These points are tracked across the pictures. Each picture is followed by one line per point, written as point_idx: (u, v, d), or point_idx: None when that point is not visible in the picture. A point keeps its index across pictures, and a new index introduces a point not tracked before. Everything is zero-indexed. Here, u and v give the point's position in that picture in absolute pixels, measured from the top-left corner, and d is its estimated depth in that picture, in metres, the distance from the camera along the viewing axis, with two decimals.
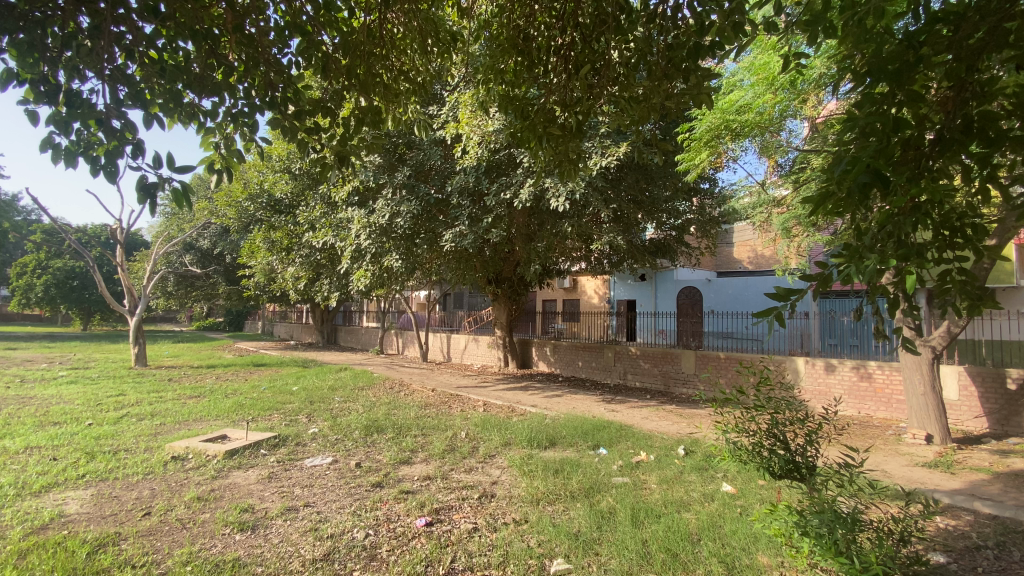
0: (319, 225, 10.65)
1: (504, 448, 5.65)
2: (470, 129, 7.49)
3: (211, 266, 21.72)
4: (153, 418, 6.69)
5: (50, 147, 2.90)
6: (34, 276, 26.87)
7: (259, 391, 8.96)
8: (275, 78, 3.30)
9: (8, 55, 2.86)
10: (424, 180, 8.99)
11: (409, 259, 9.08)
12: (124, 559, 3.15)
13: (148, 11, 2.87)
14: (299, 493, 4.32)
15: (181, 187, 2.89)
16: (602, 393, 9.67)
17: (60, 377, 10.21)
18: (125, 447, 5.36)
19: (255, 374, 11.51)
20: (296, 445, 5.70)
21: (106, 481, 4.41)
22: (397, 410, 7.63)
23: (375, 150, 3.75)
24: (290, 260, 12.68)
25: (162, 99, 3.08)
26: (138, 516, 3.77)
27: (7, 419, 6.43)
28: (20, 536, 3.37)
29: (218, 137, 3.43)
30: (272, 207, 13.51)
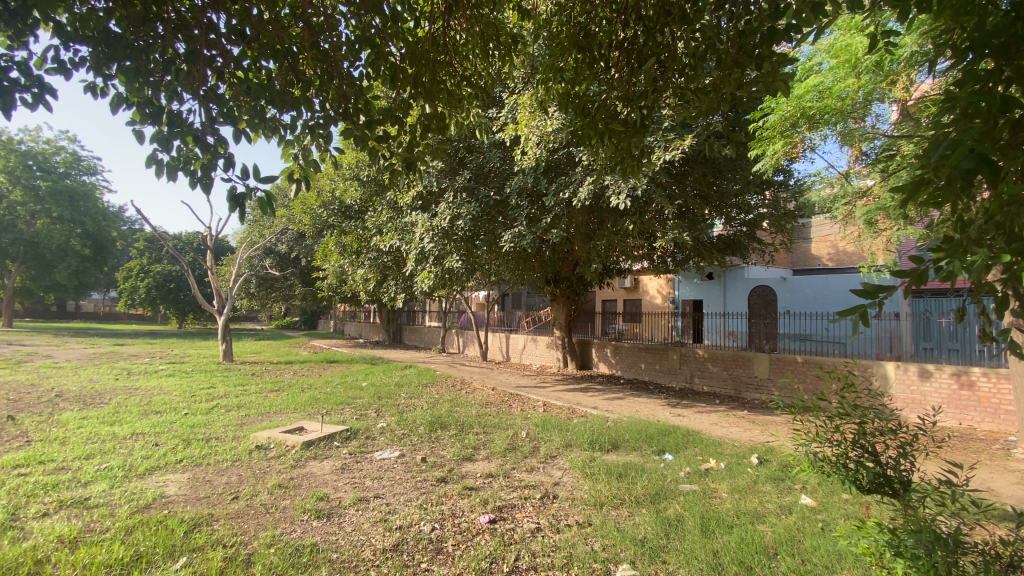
0: (386, 229, 11.10)
1: (566, 449, 5.61)
2: (529, 130, 7.50)
3: (288, 269, 23.25)
4: (239, 409, 7.26)
5: (155, 164, 3.21)
6: (138, 280, 29.92)
7: (332, 386, 9.49)
8: (347, 89, 3.42)
9: (120, 82, 3.18)
10: (484, 183, 9.14)
11: (469, 260, 9.23)
12: (216, 539, 3.43)
13: (236, 34, 3.10)
14: (369, 485, 4.52)
15: (266, 196, 3.10)
16: (666, 397, 9.35)
17: (161, 370, 11.33)
18: (216, 435, 5.85)
19: (327, 370, 12.19)
20: (366, 438, 5.98)
21: (200, 467, 4.83)
22: (459, 407, 7.79)
23: (440, 156, 3.87)
24: (360, 262, 13.34)
25: (248, 115, 3.32)
26: (228, 500, 4.10)
27: (121, 407, 7.22)
28: (129, 513, 3.76)
29: (296, 148, 3.66)
30: (343, 213, 14.28)
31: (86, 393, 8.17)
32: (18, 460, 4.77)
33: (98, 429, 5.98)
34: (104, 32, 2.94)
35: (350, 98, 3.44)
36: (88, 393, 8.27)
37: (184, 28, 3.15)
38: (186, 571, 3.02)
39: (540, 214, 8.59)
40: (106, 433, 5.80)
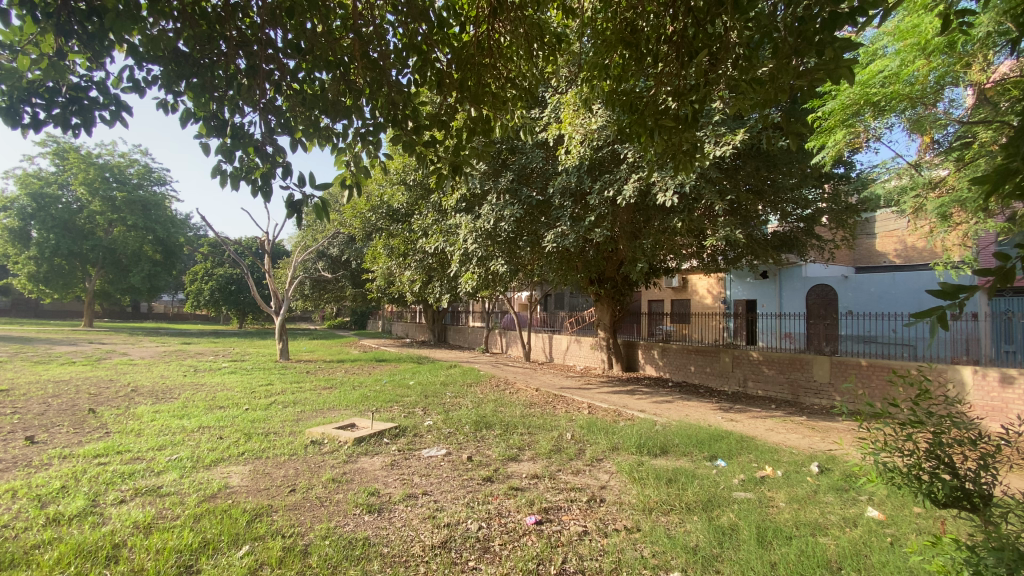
0: (431, 231, 11.32)
1: (613, 453, 5.53)
2: (572, 129, 7.48)
3: (339, 272, 24.17)
4: (295, 405, 7.61)
5: (220, 173, 3.41)
6: (203, 282, 31.92)
7: (381, 384, 9.79)
8: (396, 97, 3.49)
9: (188, 98, 3.39)
10: (527, 183, 9.14)
11: (513, 261, 9.27)
12: (275, 529, 3.61)
13: (293, 48, 3.24)
14: (417, 481, 4.62)
15: (321, 202, 3.23)
16: (718, 401, 9.03)
17: (224, 368, 12.05)
18: (274, 430, 6.16)
19: (376, 368, 12.57)
20: (414, 436, 6.11)
21: (260, 460, 5.09)
22: (504, 407, 7.83)
23: (486, 159, 3.90)
24: (406, 264, 13.68)
25: (304, 125, 3.46)
26: (285, 492, 4.30)
27: (189, 402, 7.72)
28: (197, 502, 4.01)
29: (348, 155, 3.79)
30: (390, 216, 14.70)
31: (158, 389, 8.80)
32: (100, 450, 5.18)
33: (169, 422, 6.42)
34: (173, 51, 3.13)
35: (399, 104, 3.50)
36: (160, 388, 8.90)
37: (245, 45, 3.32)
38: (249, 559, 3.18)
39: (584, 213, 8.50)
40: (176, 426, 6.21)
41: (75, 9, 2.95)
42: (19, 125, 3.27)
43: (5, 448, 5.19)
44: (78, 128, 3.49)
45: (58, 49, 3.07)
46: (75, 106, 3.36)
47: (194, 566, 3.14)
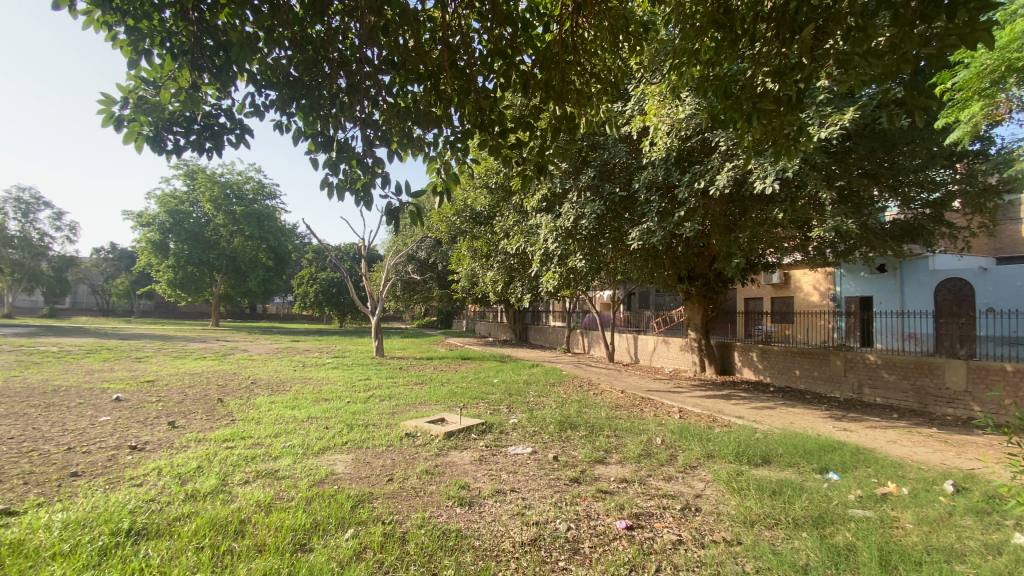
0: (513, 232, 11.47)
1: (707, 460, 5.24)
2: (658, 120, 7.28)
3: (426, 274, 25.34)
4: (390, 399, 8.09)
5: (327, 186, 3.71)
6: (309, 285, 35.02)
7: (467, 381, 10.10)
8: (483, 103, 3.56)
9: (299, 118, 3.72)
10: (609, 179, 8.97)
11: (593, 259, 9.03)
12: (376, 515, 3.85)
13: (388, 65, 3.43)
14: (505, 478, 4.71)
15: (417, 208, 3.38)
16: (826, 408, 8.23)
17: (327, 363, 13.13)
18: (372, 422, 6.58)
19: (463, 366, 13.00)
20: (500, 433, 6.23)
21: (361, 449, 5.47)
22: (588, 408, 7.74)
23: (569, 157, 3.91)
24: (489, 265, 14.03)
25: (399, 137, 3.65)
26: (384, 480, 4.58)
27: (298, 394, 8.48)
28: (309, 486, 4.40)
29: (439, 163, 3.94)
30: (474, 218, 15.15)
31: (273, 382, 9.79)
32: (227, 435, 5.85)
33: (282, 412, 7.10)
34: (286, 77, 3.44)
35: (486, 110, 3.58)
36: (275, 381, 9.90)
37: (345, 65, 3.57)
38: (354, 542, 3.43)
39: (672, 207, 8.16)
40: (288, 416, 6.86)
41: (205, 47, 3.35)
42: (164, 151, 3.80)
43: (155, 430, 6.04)
44: (210, 152, 3.97)
45: (193, 83, 3.51)
46: (207, 132, 3.82)
47: (307, 544, 3.44)
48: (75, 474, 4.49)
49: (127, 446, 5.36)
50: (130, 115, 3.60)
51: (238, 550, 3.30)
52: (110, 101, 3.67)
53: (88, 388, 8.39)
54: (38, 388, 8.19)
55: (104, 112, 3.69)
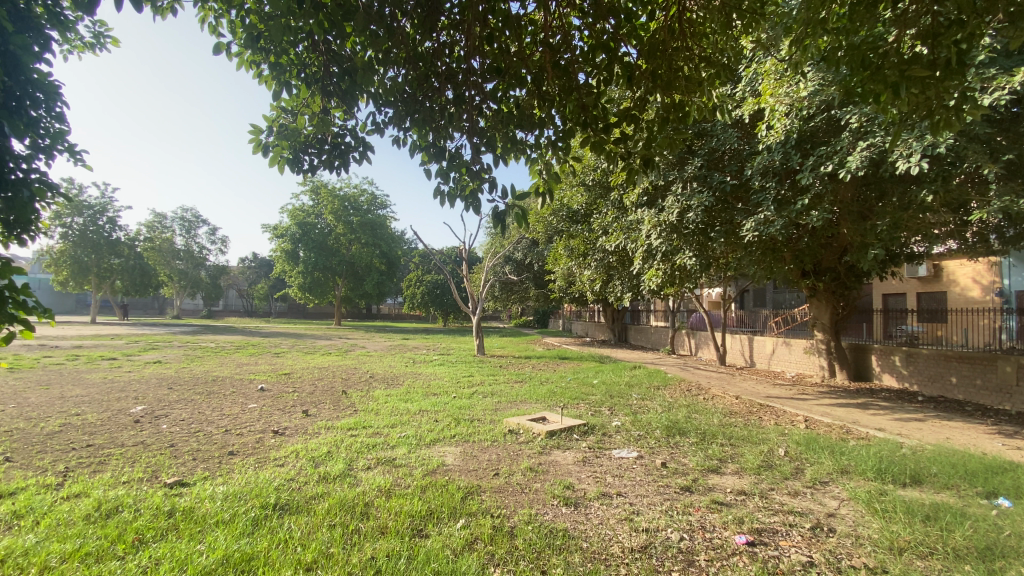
0: (612, 229, 11.24)
1: (841, 476, 4.69)
2: (775, 101, 6.75)
3: (524, 274, 25.78)
4: (493, 396, 8.33)
5: (438, 194, 3.88)
6: (416, 287, 37.36)
7: (568, 381, 10.06)
8: (587, 100, 3.51)
9: (412, 131, 3.95)
10: (718, 169, 8.43)
11: (703, 255, 8.53)
12: (485, 508, 3.98)
13: (493, 71, 3.52)
14: (611, 481, 4.61)
15: (522, 210, 3.41)
16: (994, 423, 6.97)
17: (434, 360, 13.90)
18: (477, 417, 6.83)
19: (562, 365, 12.97)
20: (603, 435, 6.12)
21: (468, 443, 5.71)
22: (698, 413, 7.32)
23: (678, 148, 3.74)
24: (587, 263, 13.91)
25: (503, 142, 3.71)
26: (491, 474, 4.73)
27: (410, 388, 9.06)
28: (423, 475, 4.67)
29: (541, 164, 3.95)
30: (571, 217, 15.06)
31: (388, 376, 10.59)
32: (351, 424, 6.42)
33: (397, 404, 7.66)
34: (401, 93, 3.66)
35: (588, 107, 3.50)
36: (389, 375, 10.70)
37: (451, 77, 3.72)
38: (466, 532, 3.57)
39: (793, 195, 7.45)
40: (402, 408, 7.36)
41: (332, 73, 3.67)
42: (301, 171, 4.26)
43: (292, 417, 6.81)
44: (338, 168, 4.37)
45: (323, 108, 3.89)
46: (335, 151, 4.22)
47: (424, 530, 3.65)
48: (232, 453, 5.21)
49: (271, 430, 6.11)
50: (274, 142, 4.09)
51: (364, 530, 3.60)
52: (258, 130, 4.21)
53: (239, 379, 9.73)
54: (201, 378, 9.65)
55: (254, 140, 4.24)
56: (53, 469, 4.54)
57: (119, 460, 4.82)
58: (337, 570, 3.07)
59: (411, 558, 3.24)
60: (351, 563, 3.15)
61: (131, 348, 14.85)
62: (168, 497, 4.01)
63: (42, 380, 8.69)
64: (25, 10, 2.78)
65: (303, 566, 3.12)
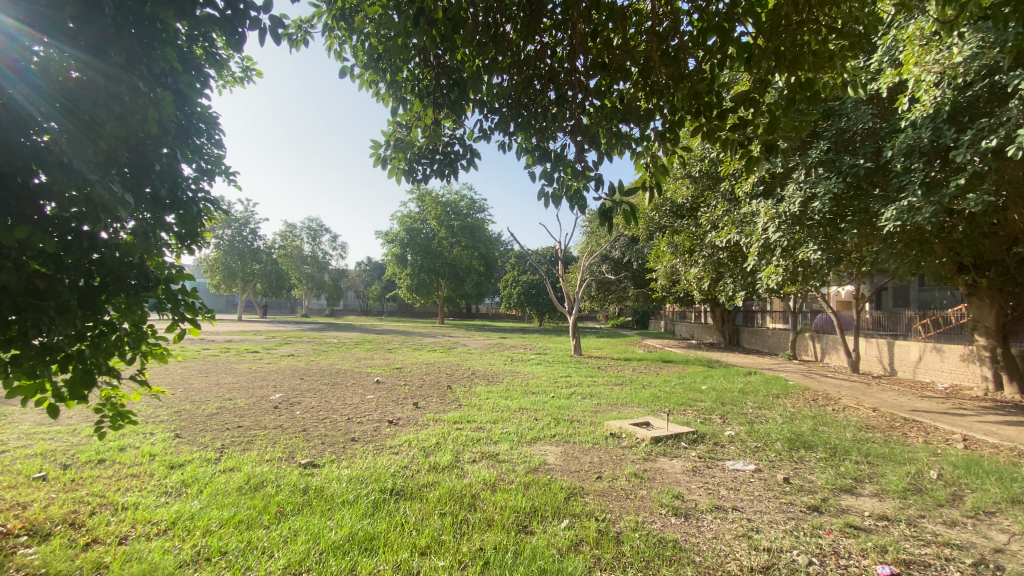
0: (722, 223, 10.55)
1: (1016, 508, 3.93)
2: (919, 71, 5.91)
3: (623, 273, 25.13)
4: (593, 397, 8.20)
5: (543, 195, 3.89)
6: (514, 287, 38.14)
7: (672, 386, 9.58)
8: (700, 87, 3.30)
9: (517, 135, 4.01)
10: (848, 151, 7.58)
11: (831, 249, 7.73)
12: (589, 510, 3.92)
13: (598, 67, 3.46)
14: (725, 494, 4.30)
15: (631, 207, 3.27)
16: None
17: (532, 360, 14.06)
18: (577, 418, 6.77)
19: (665, 369, 12.41)
20: (715, 444, 5.73)
21: (569, 443, 5.68)
22: (826, 426, 6.57)
23: (805, 131, 3.40)
24: (694, 261, 13.39)
25: (608, 139, 3.62)
26: (594, 477, 4.65)
27: (510, 386, 9.26)
28: (526, 472, 4.74)
29: (647, 158, 3.80)
30: (675, 212, 14.37)
31: (489, 373, 10.92)
32: (456, 418, 6.71)
33: (499, 401, 7.86)
34: (508, 99, 3.74)
35: (702, 94, 3.30)
36: (490, 373, 11.02)
37: (554, 78, 3.71)
38: (571, 533, 3.55)
39: (946, 177, 6.42)
40: (503, 405, 7.53)
41: (442, 86, 3.81)
42: (415, 180, 4.53)
43: (403, 409, 7.29)
44: (448, 176, 4.57)
45: (434, 119, 4.09)
46: (445, 160, 4.42)
47: (529, 526, 3.69)
48: (354, 439, 5.71)
49: (386, 420, 6.59)
50: (391, 155, 4.41)
51: (472, 521, 3.73)
52: (377, 145, 4.56)
53: (358, 372, 10.65)
54: (326, 370, 10.70)
55: (374, 154, 4.61)
56: (213, 446, 5.30)
57: (263, 441, 5.50)
58: (449, 557, 3.21)
59: (518, 552, 3.29)
60: (461, 552, 3.28)
61: (270, 342, 16.91)
62: (303, 476, 4.50)
63: (203, 369, 10.21)
64: (190, 51, 3.17)
65: (418, 550, 3.31)
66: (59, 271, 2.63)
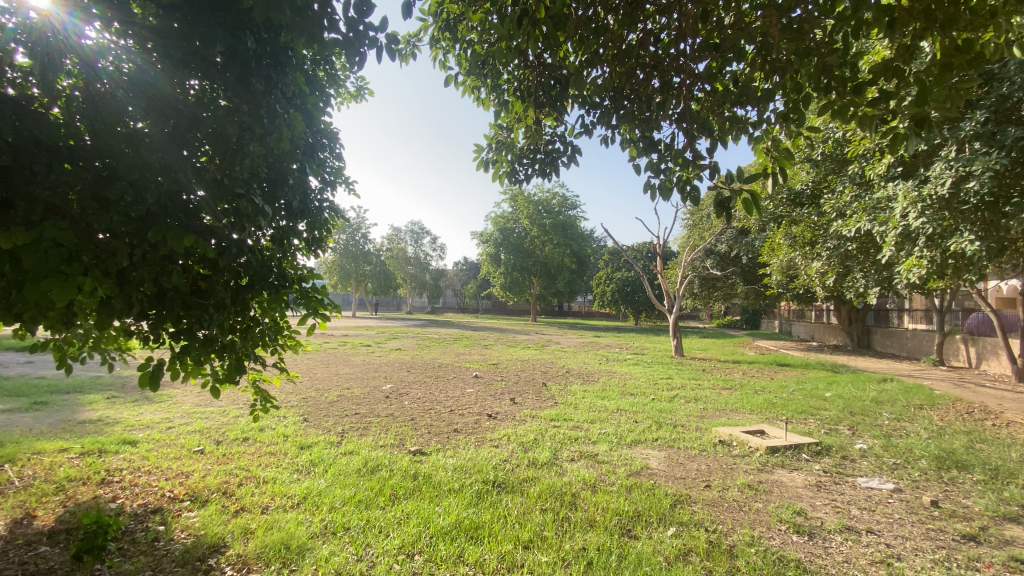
0: (850, 211, 9.44)
1: None
2: None
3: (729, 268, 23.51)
4: (697, 401, 7.77)
5: (651, 188, 3.74)
6: (609, 285, 37.44)
7: (788, 392, 8.76)
8: (832, 61, 2.98)
9: (621, 129, 3.89)
10: (1015, 120, 6.40)
11: (992, 236, 6.57)
12: (698, 520, 3.72)
13: (709, 50, 3.24)
14: (857, 514, 3.83)
15: (753, 195, 3.01)
16: None
17: (629, 359, 13.67)
18: (681, 422, 6.45)
19: (780, 373, 11.38)
20: (843, 458, 5.14)
21: (673, 448, 5.43)
22: (987, 445, 5.60)
23: (964, 100, 2.94)
24: (815, 254, 12.09)
25: (724, 124, 3.39)
26: (702, 486, 4.39)
27: (607, 386, 9.09)
28: (627, 475, 4.61)
29: (767, 142, 3.49)
30: (792, 201, 13.10)
31: (585, 372, 10.80)
32: (554, 415, 6.73)
33: (596, 401, 7.73)
34: (613, 93, 3.64)
35: (833, 68, 2.99)
36: (587, 371, 10.89)
37: (659, 64, 3.55)
38: (678, 541, 3.39)
39: None
40: (600, 405, 7.40)
41: (544, 85, 3.81)
42: (517, 180, 4.60)
43: (502, 404, 7.46)
44: (550, 174, 4.58)
45: (535, 118, 4.13)
46: (547, 158, 4.44)
47: (632, 531, 3.58)
48: (456, 430, 5.96)
49: (486, 414, 6.80)
50: (494, 157, 4.54)
51: (574, 520, 3.71)
52: (479, 149, 4.70)
53: (459, 366, 11.09)
54: (430, 364, 11.28)
55: (476, 157, 4.76)
56: (335, 430, 5.84)
57: (376, 428, 5.94)
58: (552, 554, 3.22)
59: (622, 556, 3.21)
60: (564, 550, 3.28)
61: (379, 337, 18.27)
62: (412, 463, 4.79)
63: (324, 361, 11.28)
64: (315, 74, 3.50)
65: (522, 543, 3.37)
66: (214, 272, 3.02)
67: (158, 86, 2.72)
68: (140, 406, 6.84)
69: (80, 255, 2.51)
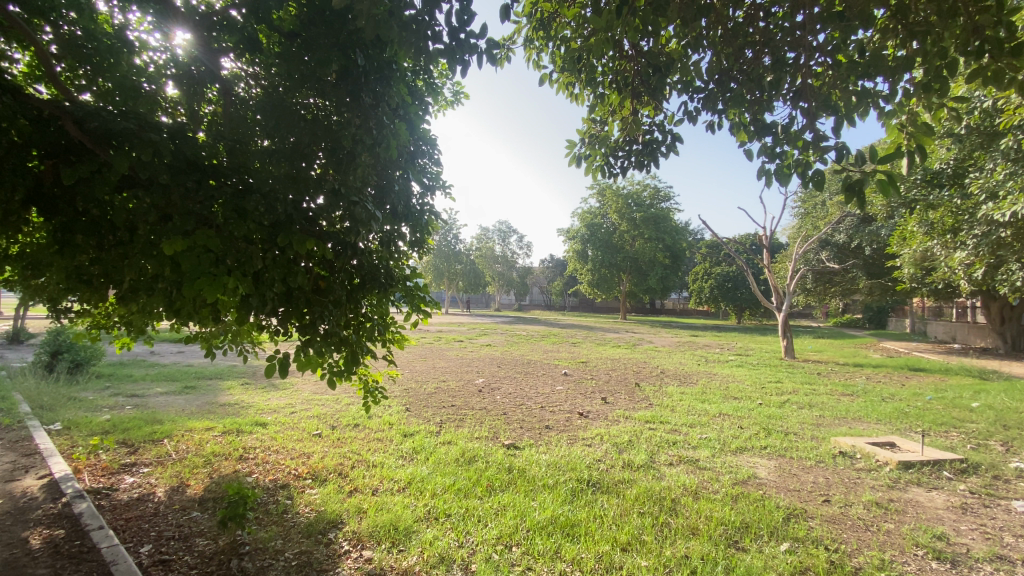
0: (1005, 191, 8.06)
1: None
2: None
3: (850, 262, 21.13)
4: (812, 408, 7.09)
5: (766, 175, 3.45)
6: (705, 281, 35.40)
7: (924, 400, 7.69)
8: (986, 19, 2.59)
9: (727, 113, 3.64)
10: None
11: None
12: (816, 537, 3.40)
13: (831, 20, 2.93)
14: (1015, 543, 3.29)
15: (890, 176, 2.68)
16: None
17: (731, 360, 12.83)
18: (793, 430, 5.93)
19: (913, 379, 10.03)
20: (997, 479, 4.41)
21: (784, 458, 5.01)
22: None
23: None
24: (959, 242, 10.47)
25: (850, 100, 3.04)
26: (819, 500, 4.00)
27: (708, 388, 8.59)
28: (732, 483, 4.34)
29: (900, 118, 3.09)
30: (928, 183, 11.45)
31: (683, 373, 10.29)
32: (649, 417, 6.51)
33: (695, 404, 7.35)
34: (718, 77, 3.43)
35: (985, 28, 2.60)
36: (686, 373, 10.38)
37: (770, 41, 3.29)
38: (793, 557, 3.13)
39: None
40: (701, 408, 7.03)
41: (645, 75, 3.69)
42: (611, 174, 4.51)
43: (594, 403, 7.36)
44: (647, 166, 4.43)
45: (633, 109, 4.01)
46: (645, 149, 4.30)
47: (740, 542, 3.36)
48: (549, 427, 5.99)
49: (578, 412, 6.74)
50: (587, 152, 4.48)
51: (674, 526, 3.56)
52: (572, 145, 4.67)
53: (551, 364, 11.09)
54: (522, 361, 11.41)
55: (569, 153, 4.73)
56: (434, 421, 6.14)
57: (472, 421, 6.14)
58: (653, 559, 3.12)
59: (729, 568, 3.03)
60: (665, 556, 3.16)
61: (474, 334, 18.85)
62: (507, 456, 4.90)
63: (423, 356, 11.87)
64: (415, 84, 3.68)
65: (619, 545, 3.31)
66: (331, 273, 3.32)
67: (284, 106, 3.05)
68: (268, 392, 7.69)
69: (224, 258, 2.80)
